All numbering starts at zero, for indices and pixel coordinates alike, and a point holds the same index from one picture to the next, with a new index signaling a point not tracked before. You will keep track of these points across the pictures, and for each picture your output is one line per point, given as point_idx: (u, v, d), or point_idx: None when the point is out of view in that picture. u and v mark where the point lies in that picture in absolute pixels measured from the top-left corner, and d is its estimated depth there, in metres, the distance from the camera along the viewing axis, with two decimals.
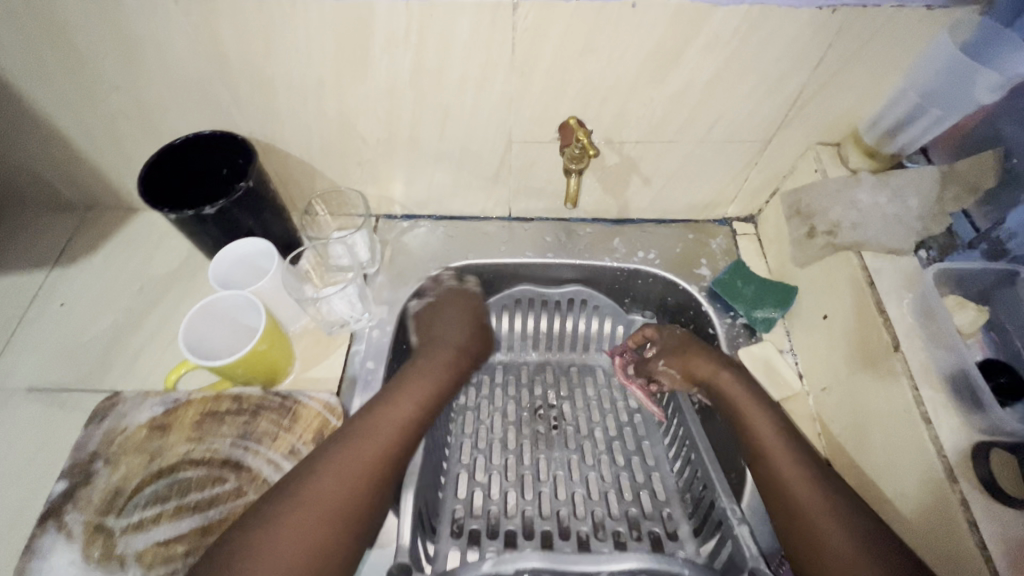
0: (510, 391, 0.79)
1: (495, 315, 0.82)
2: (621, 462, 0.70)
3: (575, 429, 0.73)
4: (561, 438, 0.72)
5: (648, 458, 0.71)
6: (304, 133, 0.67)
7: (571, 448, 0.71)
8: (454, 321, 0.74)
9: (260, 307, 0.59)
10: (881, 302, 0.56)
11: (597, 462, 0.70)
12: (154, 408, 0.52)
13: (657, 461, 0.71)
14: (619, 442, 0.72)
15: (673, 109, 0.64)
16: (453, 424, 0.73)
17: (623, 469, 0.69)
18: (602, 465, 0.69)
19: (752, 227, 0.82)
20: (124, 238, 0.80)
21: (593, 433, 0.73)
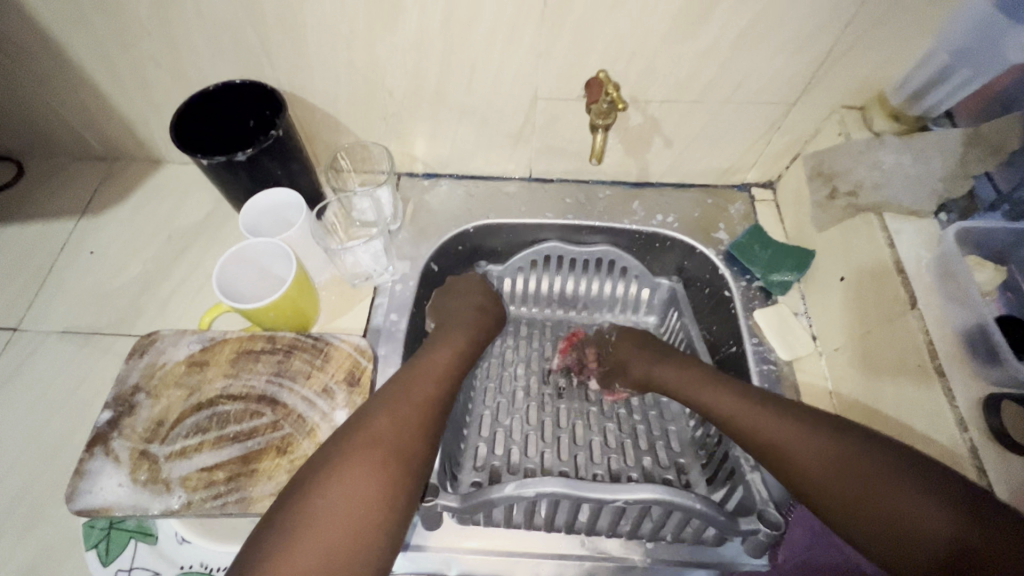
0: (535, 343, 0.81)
1: (522, 271, 0.82)
2: (638, 416, 0.73)
3: (595, 383, 0.77)
4: (581, 391, 0.76)
5: (665, 414, 0.73)
6: (331, 84, 0.67)
7: (590, 400, 0.74)
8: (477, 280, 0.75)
9: (291, 253, 0.61)
10: (900, 262, 0.57)
11: (614, 414, 0.73)
12: (191, 346, 0.54)
13: (672, 416, 0.73)
14: (638, 397, 0.75)
15: (700, 67, 0.64)
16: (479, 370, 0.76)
17: (639, 422, 0.72)
18: (619, 417, 0.73)
19: (770, 193, 0.83)
20: (150, 190, 0.81)
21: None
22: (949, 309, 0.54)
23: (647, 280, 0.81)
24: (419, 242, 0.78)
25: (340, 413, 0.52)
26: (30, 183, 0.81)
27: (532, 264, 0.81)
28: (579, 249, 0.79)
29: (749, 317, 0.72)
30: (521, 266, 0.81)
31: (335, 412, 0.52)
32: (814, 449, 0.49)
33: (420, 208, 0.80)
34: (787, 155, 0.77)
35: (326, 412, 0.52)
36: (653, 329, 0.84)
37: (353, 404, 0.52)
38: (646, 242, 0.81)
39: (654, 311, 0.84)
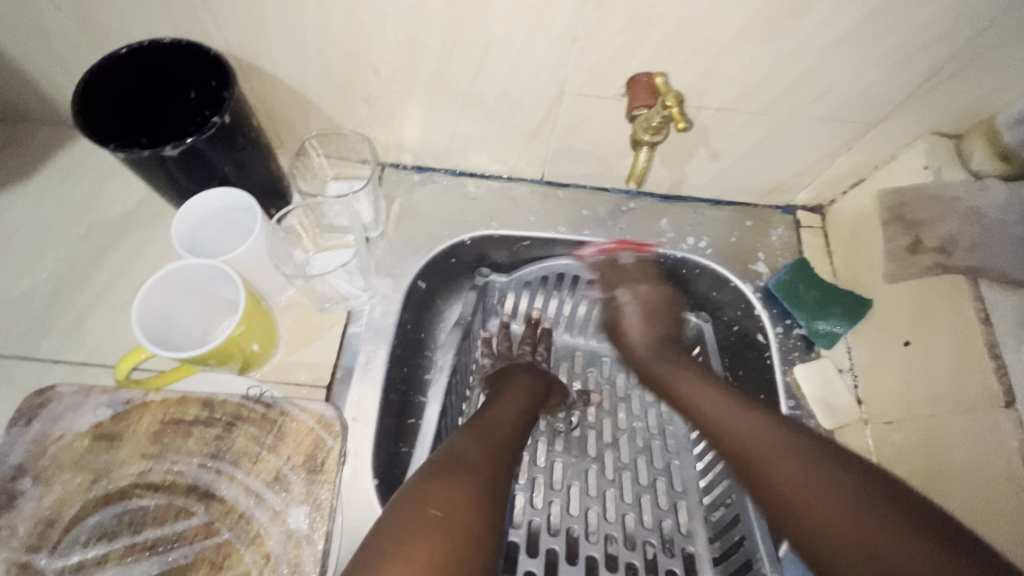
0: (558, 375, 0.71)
1: (529, 290, 0.70)
2: (645, 482, 0.63)
3: (598, 433, 0.66)
4: (581, 440, 0.65)
5: (676, 482, 0.64)
6: (297, 53, 0.51)
7: (591, 456, 0.64)
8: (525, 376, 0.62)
9: (239, 281, 0.47)
10: (995, 345, 0.47)
11: (618, 477, 0.63)
12: (99, 411, 0.42)
13: (685, 486, 0.63)
14: (647, 458, 0.65)
15: (774, 73, 0.51)
16: (466, 402, 0.66)
17: (646, 491, 0.63)
18: (623, 481, 0.63)
19: (818, 219, 0.71)
20: (65, 165, 0.64)
21: (618, 440, 0.66)
22: None
23: (672, 313, 0.70)
24: (404, 254, 0.64)
25: (294, 511, 0.40)
26: None
27: (542, 280, 0.68)
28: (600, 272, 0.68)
29: (787, 372, 0.63)
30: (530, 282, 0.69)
31: (289, 510, 0.40)
32: (836, 501, 0.43)
33: (406, 210, 0.66)
34: (847, 181, 0.65)
35: (277, 510, 0.40)
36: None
37: (313, 499, 0.40)
38: (672, 270, 0.69)
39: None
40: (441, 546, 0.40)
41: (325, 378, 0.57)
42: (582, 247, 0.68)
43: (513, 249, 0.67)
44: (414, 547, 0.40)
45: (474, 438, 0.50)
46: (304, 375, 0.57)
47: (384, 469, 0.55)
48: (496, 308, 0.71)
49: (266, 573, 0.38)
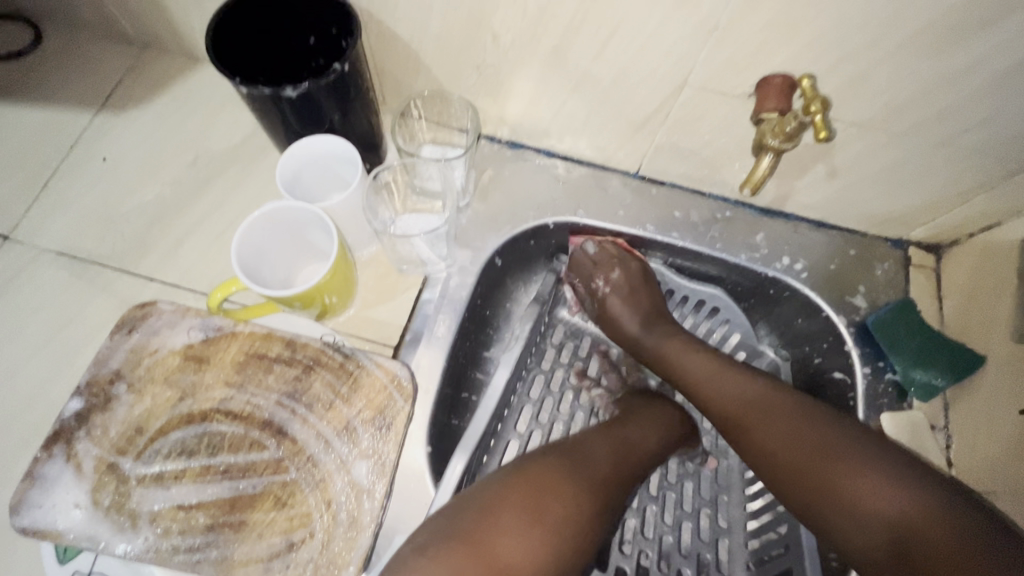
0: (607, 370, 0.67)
1: None
2: (689, 509, 0.61)
3: None
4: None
5: (721, 519, 0.60)
6: (421, 9, 0.51)
7: None
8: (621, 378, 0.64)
9: (332, 228, 0.47)
10: None
11: (662, 496, 0.61)
12: (192, 333, 0.43)
13: (730, 524, 0.60)
14: (693, 484, 0.62)
15: (930, 92, 0.46)
16: (521, 381, 0.63)
17: (688, 518, 0.60)
18: (666, 501, 0.61)
19: (933, 260, 0.64)
20: (181, 93, 0.67)
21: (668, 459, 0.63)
22: None
23: (749, 342, 0.67)
24: (486, 227, 0.63)
25: (359, 464, 0.40)
26: (47, 55, 0.68)
27: None
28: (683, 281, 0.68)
29: (872, 419, 0.58)
30: None
31: (355, 462, 0.40)
32: (857, 478, 0.44)
33: (495, 183, 0.65)
34: (977, 223, 0.59)
35: (344, 460, 0.40)
36: None
37: (378, 455, 0.41)
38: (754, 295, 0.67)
39: None
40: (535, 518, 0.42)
41: (393, 339, 0.58)
42: (669, 248, 0.66)
43: None
44: (526, 530, 0.41)
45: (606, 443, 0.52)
46: (375, 332, 0.58)
47: (437, 436, 0.55)
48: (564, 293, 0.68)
49: (326, 518, 0.39)
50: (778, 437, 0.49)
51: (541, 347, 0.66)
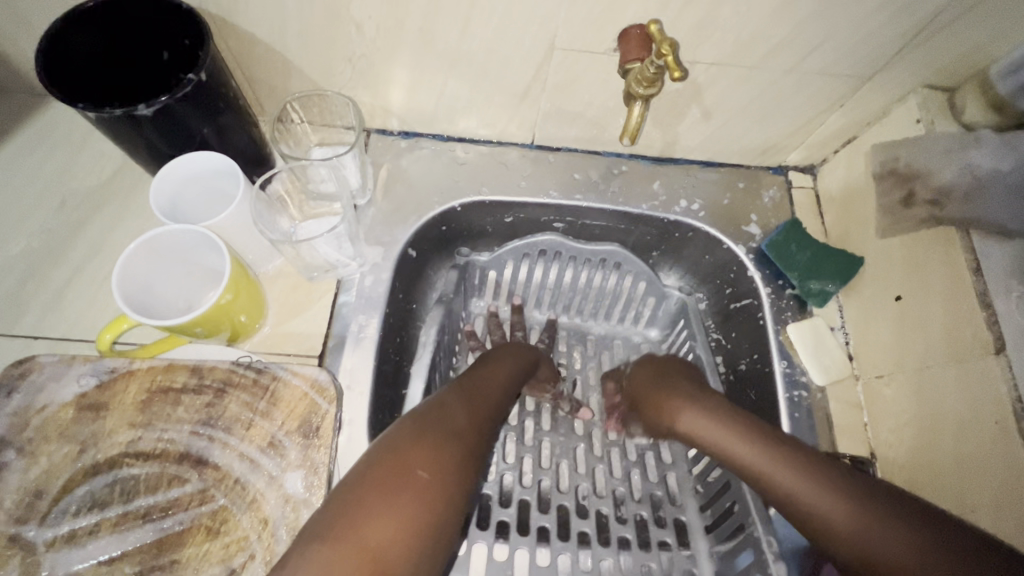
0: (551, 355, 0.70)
1: (499, 270, 0.68)
2: (634, 457, 0.63)
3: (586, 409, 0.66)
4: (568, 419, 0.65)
5: (665, 455, 0.63)
6: (274, 8, 0.49)
7: (578, 434, 0.64)
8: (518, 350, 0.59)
9: (221, 244, 0.45)
10: (987, 294, 0.47)
11: (606, 453, 0.63)
12: (83, 381, 0.40)
13: (673, 459, 0.63)
14: (634, 432, 0.65)
15: (769, 24, 0.49)
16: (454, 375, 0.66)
17: (635, 465, 0.62)
18: (611, 457, 0.63)
19: (810, 179, 0.70)
20: (34, 135, 0.61)
21: (606, 417, 0.66)
22: None
23: (655, 287, 0.68)
24: (392, 221, 0.62)
25: (291, 476, 0.39)
26: None
27: (524, 256, 0.67)
28: (582, 245, 0.65)
29: (781, 332, 0.63)
30: (507, 257, 0.67)
31: (286, 475, 0.39)
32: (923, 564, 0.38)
33: (394, 177, 0.64)
34: (839, 140, 0.64)
35: (274, 475, 0.39)
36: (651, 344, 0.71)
37: (309, 464, 0.40)
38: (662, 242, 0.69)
39: (658, 324, 0.71)
40: (414, 493, 0.37)
41: (316, 349, 0.56)
42: (560, 215, 0.67)
43: (506, 221, 0.67)
44: (394, 508, 0.36)
45: (463, 399, 0.47)
46: (295, 345, 0.56)
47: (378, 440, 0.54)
48: (473, 287, 0.69)
49: (264, 538, 0.37)
50: (821, 504, 0.43)
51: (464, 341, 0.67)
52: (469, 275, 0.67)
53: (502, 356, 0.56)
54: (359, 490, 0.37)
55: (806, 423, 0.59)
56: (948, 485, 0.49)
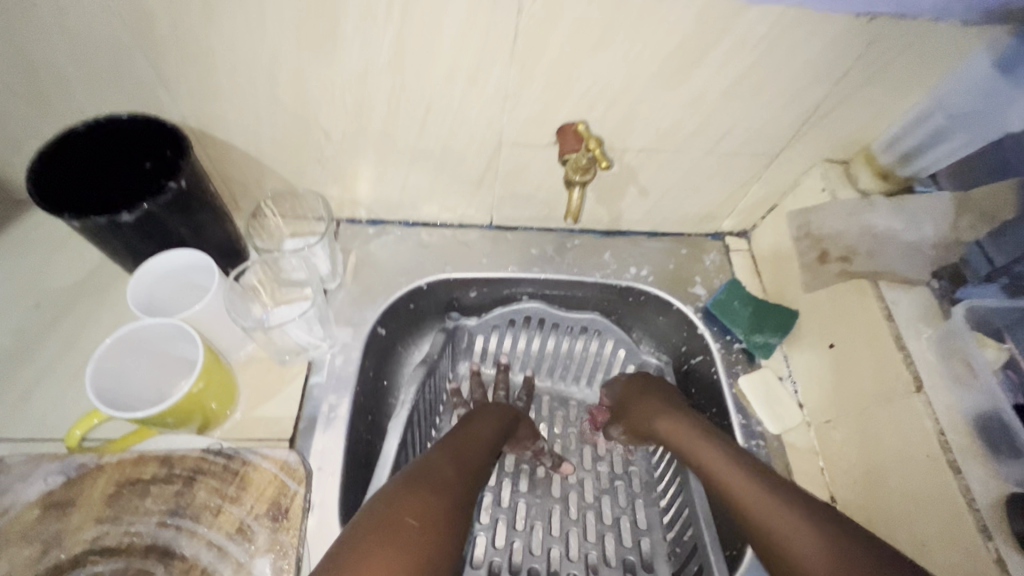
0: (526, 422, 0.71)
1: (483, 335, 0.73)
2: (609, 521, 0.63)
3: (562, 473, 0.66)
4: (545, 481, 0.65)
5: (640, 520, 0.64)
6: (250, 120, 0.55)
7: (554, 496, 0.64)
8: (495, 412, 0.60)
9: (197, 337, 0.47)
10: (900, 337, 0.53)
11: (581, 516, 0.63)
12: (50, 478, 0.41)
13: (648, 524, 0.63)
14: (611, 497, 0.65)
15: (683, 117, 0.58)
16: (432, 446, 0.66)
17: (609, 529, 0.62)
18: (586, 521, 0.63)
19: (745, 242, 0.77)
20: (12, 242, 0.64)
21: (583, 480, 0.66)
22: (955, 391, 0.49)
23: (632, 354, 0.72)
24: (362, 303, 0.66)
25: (260, 561, 0.40)
26: None
27: (509, 322, 0.72)
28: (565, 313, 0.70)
29: (733, 385, 0.66)
30: (497, 322, 0.72)
31: (254, 560, 0.40)
32: None
33: (363, 262, 0.69)
34: (763, 208, 0.72)
35: (241, 561, 0.39)
36: None
37: (278, 546, 0.40)
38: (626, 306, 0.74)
39: None
40: (402, 543, 0.40)
41: (287, 432, 0.57)
42: (544, 286, 0.72)
43: (484, 295, 0.72)
44: (390, 556, 0.39)
45: (449, 457, 0.50)
46: (266, 430, 0.57)
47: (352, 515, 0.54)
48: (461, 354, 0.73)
49: None
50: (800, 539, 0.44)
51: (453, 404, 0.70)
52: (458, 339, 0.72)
53: (486, 417, 0.58)
54: (356, 540, 0.40)
55: None
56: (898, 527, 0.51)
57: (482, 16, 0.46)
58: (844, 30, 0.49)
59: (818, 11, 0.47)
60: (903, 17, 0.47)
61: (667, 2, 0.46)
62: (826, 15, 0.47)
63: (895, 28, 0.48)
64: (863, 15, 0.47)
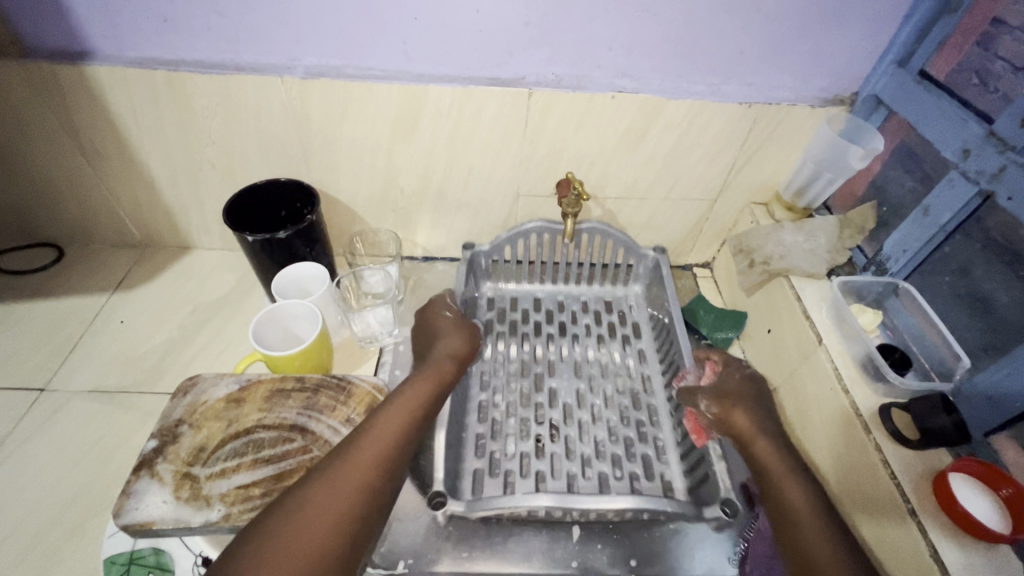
0: (529, 325, 0.89)
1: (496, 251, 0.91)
2: (623, 393, 0.80)
3: (581, 360, 0.84)
4: (569, 369, 0.83)
5: (644, 388, 0.81)
6: (354, 182, 0.84)
7: (578, 379, 0.81)
8: (464, 324, 0.75)
9: (316, 314, 0.70)
10: (806, 310, 0.73)
11: (602, 394, 0.80)
12: (230, 385, 0.63)
13: (652, 391, 0.81)
14: (622, 376, 0.82)
15: (642, 173, 0.84)
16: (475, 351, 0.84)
17: (624, 399, 0.79)
18: (605, 394, 0.80)
19: (708, 271, 1.00)
20: (179, 270, 0.93)
21: (595, 363, 0.84)
22: (845, 342, 0.69)
23: (635, 254, 0.91)
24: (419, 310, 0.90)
25: None
26: (68, 263, 0.92)
27: (523, 241, 0.90)
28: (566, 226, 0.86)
29: None
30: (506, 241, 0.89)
31: None
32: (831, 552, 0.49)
33: (419, 284, 0.94)
34: (717, 242, 0.97)
35: None
36: (637, 299, 0.95)
37: None
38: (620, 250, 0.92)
39: (640, 280, 0.95)
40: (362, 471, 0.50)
41: None
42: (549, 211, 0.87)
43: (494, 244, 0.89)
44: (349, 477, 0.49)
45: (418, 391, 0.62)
46: None
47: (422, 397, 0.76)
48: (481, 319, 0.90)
49: None
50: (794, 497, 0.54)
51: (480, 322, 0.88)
52: (478, 262, 0.90)
53: (447, 336, 0.73)
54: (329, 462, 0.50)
55: None
56: (827, 455, 0.66)
57: (506, 111, 0.76)
58: (735, 111, 0.76)
59: (714, 101, 0.75)
60: (770, 103, 0.75)
61: (618, 100, 0.75)
62: (720, 103, 0.75)
63: (768, 110, 0.76)
64: (744, 102, 0.75)
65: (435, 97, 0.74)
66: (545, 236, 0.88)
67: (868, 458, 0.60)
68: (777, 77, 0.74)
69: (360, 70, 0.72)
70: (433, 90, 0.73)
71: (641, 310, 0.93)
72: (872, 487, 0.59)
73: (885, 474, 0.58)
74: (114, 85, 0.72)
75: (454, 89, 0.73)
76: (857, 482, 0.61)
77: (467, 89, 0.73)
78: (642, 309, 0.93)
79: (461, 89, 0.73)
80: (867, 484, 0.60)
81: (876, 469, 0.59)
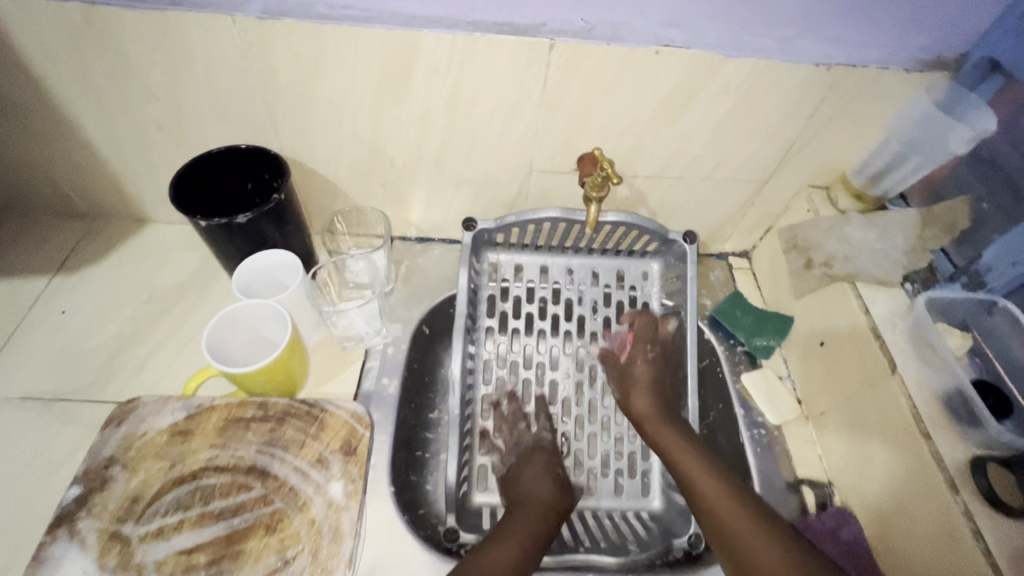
0: (539, 301, 0.77)
1: (498, 230, 0.72)
2: None
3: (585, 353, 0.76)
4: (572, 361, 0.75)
5: None
6: (333, 151, 0.70)
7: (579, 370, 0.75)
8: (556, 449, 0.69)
9: (285, 315, 0.57)
10: (876, 328, 0.61)
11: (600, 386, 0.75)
12: (176, 413, 0.53)
13: None
14: None
15: (683, 148, 0.69)
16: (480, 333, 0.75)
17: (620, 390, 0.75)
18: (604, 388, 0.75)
19: (746, 261, 0.87)
20: (132, 247, 0.80)
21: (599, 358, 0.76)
22: (925, 373, 0.57)
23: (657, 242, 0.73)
24: (411, 302, 0.76)
25: (334, 485, 0.50)
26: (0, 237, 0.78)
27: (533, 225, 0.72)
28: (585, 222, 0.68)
29: (737, 381, 0.73)
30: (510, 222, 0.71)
31: (330, 485, 0.50)
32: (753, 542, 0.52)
33: (412, 271, 0.80)
34: (760, 229, 0.82)
35: (320, 485, 0.50)
36: (654, 273, 0.78)
37: (348, 476, 0.51)
38: (648, 236, 0.73)
39: (661, 257, 0.77)
40: None
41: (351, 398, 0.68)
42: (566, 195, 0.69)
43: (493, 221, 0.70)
44: None
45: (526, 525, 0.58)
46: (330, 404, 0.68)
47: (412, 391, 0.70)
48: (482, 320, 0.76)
49: (311, 535, 0.48)
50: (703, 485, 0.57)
51: (477, 294, 0.75)
52: (480, 239, 0.72)
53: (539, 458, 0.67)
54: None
55: (768, 457, 0.67)
56: (888, 505, 0.57)
57: (520, 67, 0.60)
58: (809, 75, 0.60)
59: (785, 60, 0.59)
60: (856, 65, 0.59)
61: (663, 56, 0.59)
62: (793, 64, 0.59)
63: (850, 75, 0.60)
64: (822, 64, 0.59)
65: (430, 47, 0.58)
66: (560, 224, 0.71)
67: (950, 524, 0.50)
68: (870, 32, 0.57)
69: (333, 8, 0.56)
70: (428, 38, 0.57)
71: (655, 290, 0.78)
72: (950, 559, 0.49)
73: (975, 548, 0.47)
74: (19, 20, 0.56)
75: (455, 37, 0.57)
76: (926, 547, 0.52)
77: (472, 36, 0.57)
78: (658, 290, 0.77)
79: (464, 36, 0.57)
80: (941, 554, 0.50)
81: (961, 539, 0.48)
